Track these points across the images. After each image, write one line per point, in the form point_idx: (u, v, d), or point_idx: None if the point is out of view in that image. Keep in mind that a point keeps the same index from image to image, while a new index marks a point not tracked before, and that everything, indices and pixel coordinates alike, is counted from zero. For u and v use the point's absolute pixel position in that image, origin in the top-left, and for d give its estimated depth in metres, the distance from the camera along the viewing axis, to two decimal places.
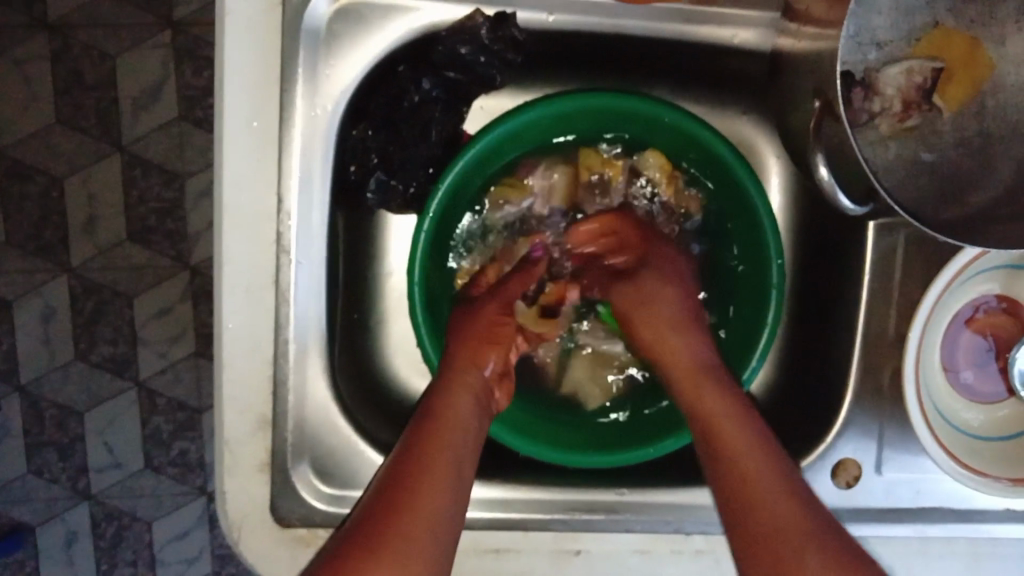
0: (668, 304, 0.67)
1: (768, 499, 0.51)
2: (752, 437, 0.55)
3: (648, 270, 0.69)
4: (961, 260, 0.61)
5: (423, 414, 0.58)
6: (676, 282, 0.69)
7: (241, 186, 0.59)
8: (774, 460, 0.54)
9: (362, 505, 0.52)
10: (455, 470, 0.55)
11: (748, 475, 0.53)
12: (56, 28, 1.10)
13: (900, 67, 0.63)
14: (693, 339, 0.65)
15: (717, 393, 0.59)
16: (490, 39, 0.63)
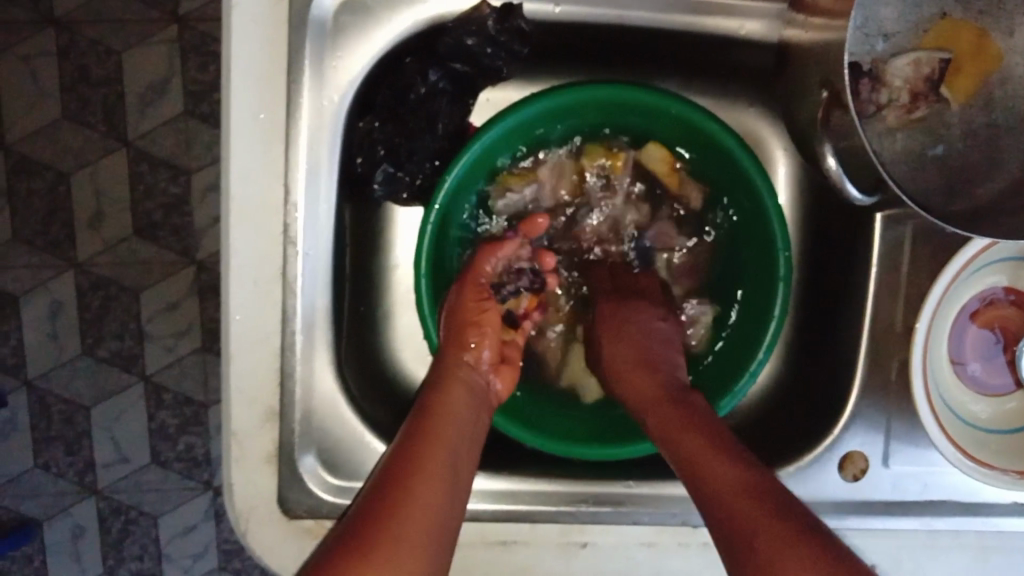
0: (633, 336, 0.67)
1: (725, 490, 0.52)
2: (699, 440, 0.56)
3: (610, 306, 0.70)
4: (972, 251, 0.61)
5: (421, 411, 0.60)
6: (643, 318, 0.69)
7: (248, 177, 0.59)
8: (723, 452, 0.55)
9: (361, 499, 0.53)
10: (449, 470, 0.56)
11: (704, 473, 0.54)
12: (62, 24, 1.11)
13: (906, 58, 0.63)
14: (658, 367, 0.65)
15: (670, 409, 0.61)
16: (496, 30, 0.64)
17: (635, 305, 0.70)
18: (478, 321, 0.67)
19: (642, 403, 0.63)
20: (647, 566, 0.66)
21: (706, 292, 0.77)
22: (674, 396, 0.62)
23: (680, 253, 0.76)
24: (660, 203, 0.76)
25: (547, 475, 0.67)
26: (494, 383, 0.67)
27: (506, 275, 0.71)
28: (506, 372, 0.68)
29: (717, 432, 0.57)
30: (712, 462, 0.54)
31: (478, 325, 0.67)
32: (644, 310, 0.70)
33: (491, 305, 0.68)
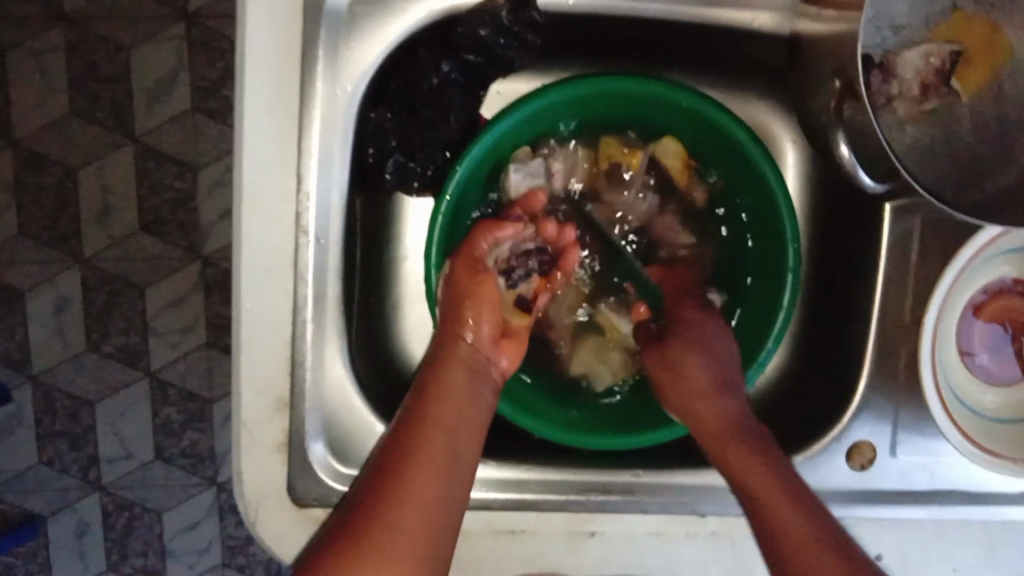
0: (709, 360, 0.68)
1: (794, 539, 0.54)
2: (772, 479, 0.58)
3: (687, 322, 0.71)
4: (982, 240, 0.62)
5: (424, 378, 0.63)
6: (721, 337, 0.70)
7: (261, 166, 0.59)
8: (790, 498, 0.57)
9: (364, 473, 0.56)
10: (446, 449, 0.58)
11: (774, 515, 0.56)
12: (70, 20, 1.11)
13: (917, 51, 0.63)
14: (728, 390, 0.66)
15: (739, 439, 0.62)
16: (510, 21, 0.65)
17: (706, 324, 0.71)
18: (474, 299, 0.65)
19: (710, 433, 0.64)
20: (656, 556, 0.66)
21: (715, 284, 0.77)
22: (750, 429, 0.64)
23: (688, 245, 0.76)
24: (669, 196, 0.76)
25: (556, 465, 0.68)
26: (496, 359, 0.67)
27: (514, 259, 0.70)
28: (507, 347, 0.68)
29: (789, 475, 0.59)
30: (770, 509, 0.56)
31: (476, 304, 0.65)
32: (720, 328, 0.71)
33: (485, 279, 0.66)
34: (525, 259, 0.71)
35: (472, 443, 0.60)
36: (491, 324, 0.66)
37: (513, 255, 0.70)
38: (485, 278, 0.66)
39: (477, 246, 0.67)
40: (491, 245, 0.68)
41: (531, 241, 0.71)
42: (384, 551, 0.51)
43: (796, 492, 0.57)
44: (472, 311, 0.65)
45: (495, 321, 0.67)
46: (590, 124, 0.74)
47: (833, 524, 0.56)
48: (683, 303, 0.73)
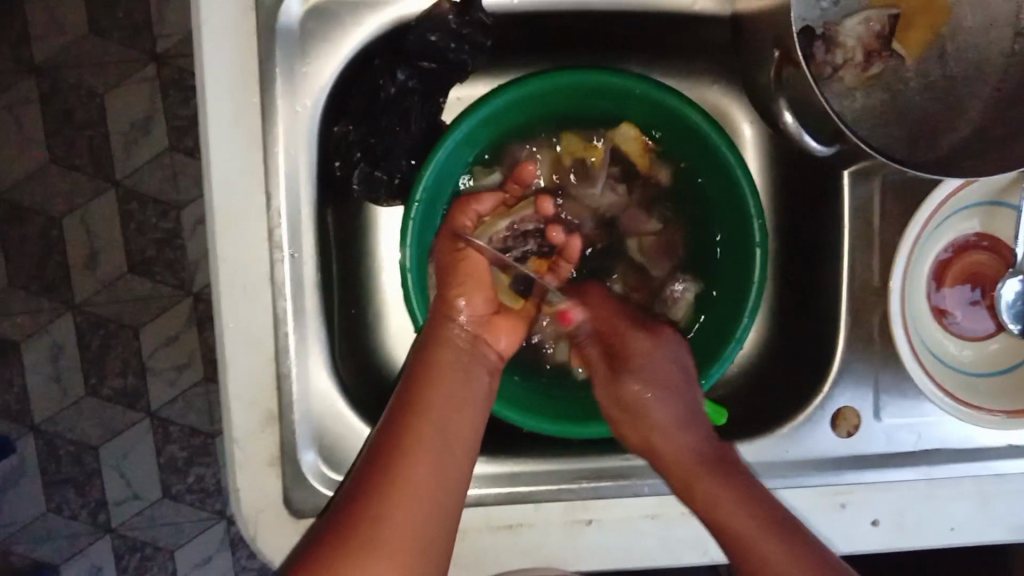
0: (665, 396, 0.69)
1: (774, 568, 0.57)
2: (738, 505, 0.60)
3: (638, 356, 0.71)
4: (944, 192, 0.63)
5: (409, 374, 0.63)
6: (675, 366, 0.70)
7: (229, 186, 0.60)
8: (758, 520, 0.59)
9: (354, 474, 0.57)
10: (439, 437, 0.59)
11: (740, 540, 0.59)
12: (44, 72, 1.13)
13: (857, 18, 0.66)
14: (686, 421, 0.67)
15: (699, 465, 0.63)
16: (458, 24, 0.66)
17: (657, 356, 0.71)
18: (460, 280, 0.67)
19: (665, 459, 0.65)
20: (655, 539, 0.67)
21: (688, 267, 0.78)
22: (707, 453, 0.65)
23: (657, 232, 0.78)
24: (635, 183, 0.77)
25: (546, 456, 0.70)
26: (490, 341, 0.68)
27: (511, 239, 0.72)
28: (501, 325, 0.69)
29: (756, 492, 0.61)
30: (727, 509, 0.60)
31: (465, 286, 0.67)
32: (669, 357, 0.71)
33: (470, 252, 0.68)
34: (523, 240, 0.73)
35: (464, 438, 0.60)
36: (482, 303, 0.68)
37: (512, 233, 0.72)
38: (470, 253, 0.68)
39: (458, 223, 0.69)
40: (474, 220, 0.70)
41: (530, 223, 0.73)
42: (378, 554, 0.52)
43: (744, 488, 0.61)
44: (460, 293, 0.67)
45: (486, 301, 0.68)
46: (551, 121, 0.75)
47: (798, 536, 0.59)
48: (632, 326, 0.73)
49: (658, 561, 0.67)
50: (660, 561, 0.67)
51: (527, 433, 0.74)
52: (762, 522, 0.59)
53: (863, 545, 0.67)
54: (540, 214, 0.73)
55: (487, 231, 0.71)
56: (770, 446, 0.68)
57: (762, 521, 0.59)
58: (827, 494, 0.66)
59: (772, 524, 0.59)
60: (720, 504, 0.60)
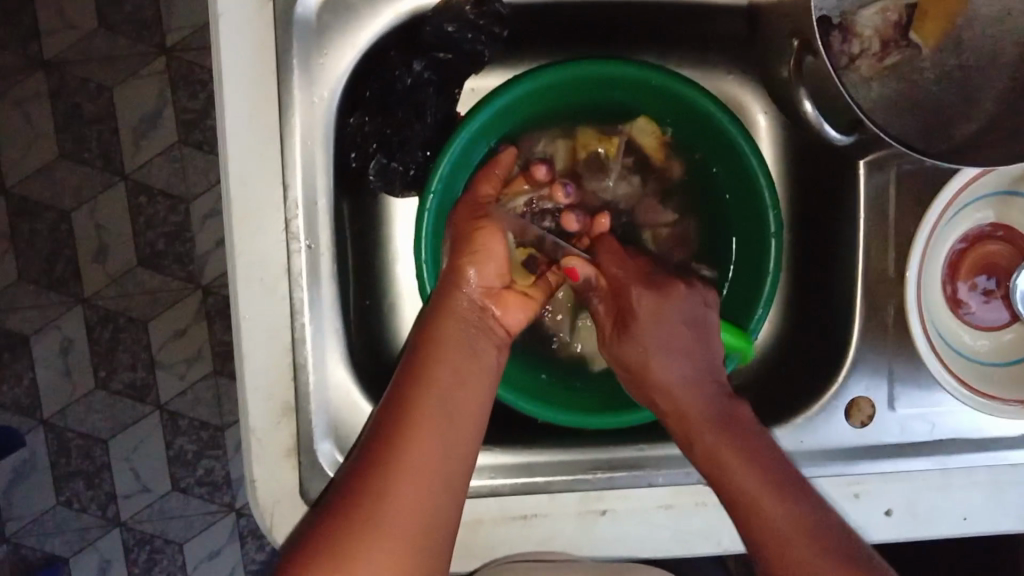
0: (675, 357, 0.66)
1: (779, 532, 0.55)
2: (753, 473, 0.58)
3: (645, 315, 0.67)
4: (957, 184, 0.62)
5: (415, 348, 0.62)
6: (686, 323, 0.67)
7: (246, 177, 0.60)
8: (773, 489, 0.57)
9: (358, 452, 0.57)
10: (445, 413, 0.58)
11: (756, 511, 0.57)
12: (51, 67, 1.13)
13: (873, 8, 0.66)
14: (700, 383, 0.64)
15: (714, 432, 0.61)
16: (475, 15, 0.67)
17: (668, 314, 0.67)
18: (470, 247, 0.66)
19: (677, 418, 0.63)
20: (669, 530, 0.67)
21: (702, 259, 0.78)
22: (722, 416, 0.62)
23: (671, 224, 0.78)
24: (649, 175, 0.78)
25: (560, 448, 0.70)
26: (501, 317, 0.67)
27: (529, 214, 0.74)
28: (511, 299, 0.68)
29: (762, 453, 0.60)
30: (731, 470, 0.59)
31: (476, 254, 0.66)
32: (680, 313, 0.67)
33: (485, 221, 0.67)
34: (541, 216, 0.75)
35: (470, 414, 0.60)
36: (493, 272, 0.66)
37: (531, 209, 0.74)
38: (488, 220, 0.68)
39: (481, 191, 0.70)
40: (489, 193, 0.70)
41: (549, 203, 0.75)
42: (378, 539, 0.52)
43: (749, 449, 0.60)
44: (470, 262, 0.65)
45: (499, 270, 0.67)
46: (565, 111, 0.75)
47: (809, 510, 0.56)
48: (640, 283, 0.69)
49: (673, 552, 0.67)
50: (672, 552, 0.67)
51: (541, 425, 0.74)
52: (767, 484, 0.57)
53: (878, 535, 0.67)
54: (555, 199, 0.74)
55: (507, 203, 0.72)
56: (786, 435, 0.68)
57: (767, 483, 0.57)
58: (840, 484, 0.66)
59: (785, 494, 0.57)
60: (722, 459, 0.59)
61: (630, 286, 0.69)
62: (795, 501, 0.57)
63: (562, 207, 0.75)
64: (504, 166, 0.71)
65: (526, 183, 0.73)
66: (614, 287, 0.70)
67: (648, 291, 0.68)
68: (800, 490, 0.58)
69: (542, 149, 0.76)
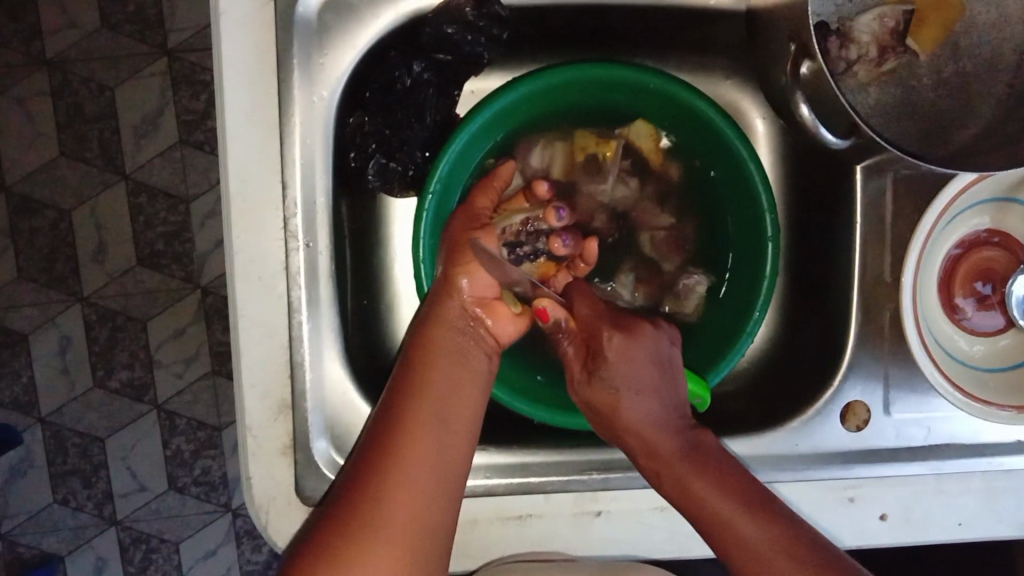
0: (644, 398, 0.65)
1: (750, 552, 0.57)
2: (721, 496, 0.59)
3: (616, 358, 0.66)
4: (953, 191, 0.62)
5: (408, 360, 0.62)
6: (653, 361, 0.67)
7: (245, 176, 0.61)
8: (741, 507, 0.59)
9: (355, 459, 0.57)
10: (439, 418, 0.59)
11: (729, 533, 0.58)
12: (53, 65, 1.14)
13: (870, 14, 0.65)
14: (668, 421, 0.64)
15: (680, 458, 0.61)
16: (475, 16, 0.67)
17: (638, 355, 0.67)
18: (464, 258, 0.66)
19: (644, 452, 0.63)
20: (664, 532, 0.67)
21: (699, 263, 0.78)
22: (692, 448, 0.63)
23: (668, 227, 0.78)
24: (648, 178, 0.78)
25: (556, 449, 0.70)
26: (492, 327, 0.66)
27: (523, 234, 0.73)
28: (503, 310, 0.67)
29: (731, 473, 0.61)
30: (702, 495, 0.60)
31: (470, 263, 0.65)
32: (648, 354, 0.67)
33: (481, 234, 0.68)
34: (534, 237, 0.73)
35: (464, 420, 0.60)
36: (485, 283, 0.66)
37: (526, 230, 0.73)
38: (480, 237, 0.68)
39: (477, 205, 0.70)
40: (487, 205, 0.70)
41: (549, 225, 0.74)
42: (383, 544, 0.52)
43: (714, 472, 0.61)
44: (463, 273, 0.65)
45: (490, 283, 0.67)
46: (563, 115, 0.75)
47: (786, 525, 0.58)
48: (609, 324, 0.68)
49: (666, 553, 0.67)
50: (665, 553, 0.67)
51: (538, 426, 0.75)
52: (737, 506, 0.59)
53: (872, 540, 0.66)
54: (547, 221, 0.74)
55: (501, 220, 0.72)
56: (780, 438, 0.69)
57: (737, 505, 0.59)
58: (835, 488, 0.66)
59: (752, 511, 0.58)
60: (689, 488, 0.60)
61: (601, 327, 0.68)
62: (764, 518, 0.58)
63: (556, 230, 0.74)
64: (502, 179, 0.70)
65: (526, 200, 0.75)
66: (586, 334, 0.69)
67: (619, 333, 0.67)
68: (771, 504, 0.59)
69: (535, 162, 0.76)
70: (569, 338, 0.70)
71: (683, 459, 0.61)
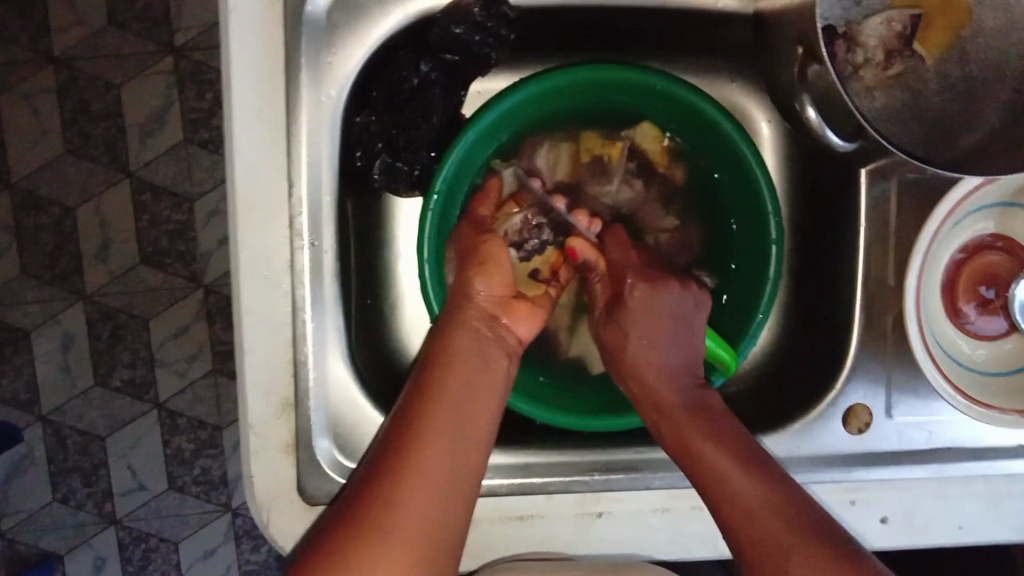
0: (659, 346, 0.68)
1: (744, 506, 0.57)
2: (734, 465, 0.59)
3: (637, 306, 0.69)
4: (960, 192, 0.63)
5: (426, 360, 0.62)
6: (671, 313, 0.69)
7: (252, 173, 0.61)
8: (746, 469, 0.59)
9: (370, 458, 0.57)
10: (454, 420, 0.59)
11: (731, 497, 0.58)
12: (59, 63, 1.14)
13: (879, 18, 0.66)
14: (680, 374, 0.67)
15: (683, 417, 0.64)
16: (483, 17, 0.68)
17: (657, 307, 0.69)
18: (478, 263, 0.67)
19: (651, 404, 0.66)
20: (665, 533, 0.67)
21: (702, 265, 0.78)
22: (695, 407, 0.65)
23: (672, 228, 0.78)
24: (652, 180, 0.78)
25: (557, 450, 0.70)
26: (511, 326, 0.68)
27: (526, 232, 0.75)
28: (519, 311, 0.69)
29: (748, 449, 0.61)
30: (706, 457, 0.60)
31: (482, 267, 0.67)
32: (669, 306, 0.69)
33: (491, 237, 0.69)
34: (539, 231, 0.75)
35: (480, 422, 0.60)
36: (501, 284, 0.68)
37: (522, 233, 0.74)
38: (493, 239, 0.69)
39: (479, 213, 0.72)
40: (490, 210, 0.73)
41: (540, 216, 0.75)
42: (391, 536, 0.52)
43: (723, 438, 0.61)
44: (478, 275, 0.67)
45: (505, 285, 0.68)
46: (569, 116, 0.76)
47: (784, 485, 0.58)
48: (637, 271, 0.71)
49: (669, 555, 0.67)
50: (667, 555, 0.67)
51: (541, 426, 0.75)
52: (742, 463, 0.59)
53: (874, 543, 0.66)
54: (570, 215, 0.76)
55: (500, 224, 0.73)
56: (783, 441, 0.69)
57: (739, 463, 0.59)
58: (836, 490, 0.66)
59: (760, 475, 0.58)
60: (693, 449, 0.61)
61: (627, 274, 0.71)
62: (775, 482, 0.58)
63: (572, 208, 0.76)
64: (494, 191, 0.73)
65: (517, 205, 0.75)
66: (614, 276, 0.73)
67: (644, 282, 0.70)
68: (772, 469, 0.59)
69: (540, 160, 0.76)
70: (598, 276, 0.74)
71: (698, 424, 0.63)
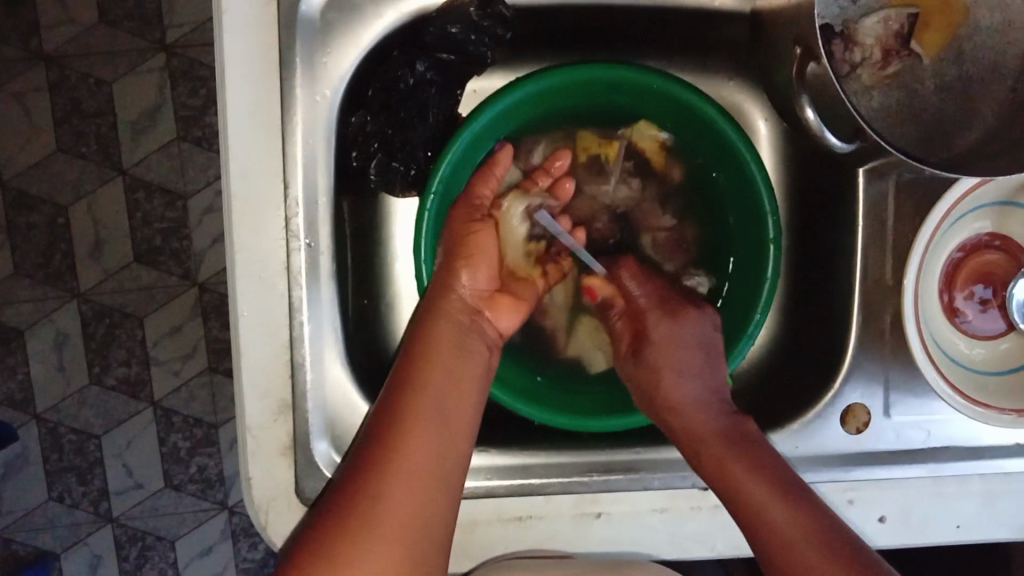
0: (688, 378, 0.68)
1: (781, 534, 0.57)
2: (764, 486, 0.59)
3: (662, 339, 0.70)
4: (956, 194, 0.63)
5: (408, 351, 0.62)
6: (699, 345, 0.70)
7: (248, 176, 0.60)
8: (779, 494, 0.59)
9: (355, 452, 0.57)
10: (438, 415, 0.58)
11: (766, 526, 0.58)
12: (51, 60, 1.13)
13: (876, 17, 0.66)
14: (711, 403, 0.67)
15: (718, 439, 0.63)
16: (479, 16, 0.67)
17: (683, 337, 0.70)
18: (466, 253, 0.66)
19: (685, 430, 0.65)
20: (664, 533, 0.67)
21: (700, 265, 0.78)
22: (727, 429, 0.64)
23: (668, 228, 0.78)
24: (649, 179, 0.78)
25: (555, 450, 0.70)
26: (493, 319, 0.67)
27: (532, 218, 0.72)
28: (503, 302, 0.68)
29: (771, 466, 0.61)
30: (740, 481, 0.60)
31: (470, 260, 0.66)
32: (695, 338, 0.70)
33: (482, 226, 0.67)
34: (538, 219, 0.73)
35: (462, 417, 0.59)
36: (485, 279, 0.67)
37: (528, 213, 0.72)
38: (483, 227, 0.67)
39: (477, 194, 0.68)
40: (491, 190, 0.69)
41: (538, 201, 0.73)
42: (375, 536, 0.52)
43: (753, 459, 0.61)
44: (464, 266, 0.66)
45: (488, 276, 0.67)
46: (566, 115, 0.75)
47: (815, 509, 0.58)
48: (658, 308, 0.72)
49: (667, 555, 0.67)
50: (666, 555, 0.67)
51: (538, 426, 0.75)
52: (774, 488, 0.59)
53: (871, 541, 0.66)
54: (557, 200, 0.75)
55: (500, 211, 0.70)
56: (781, 440, 0.69)
57: (772, 487, 0.59)
58: (834, 488, 0.66)
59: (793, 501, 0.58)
60: (727, 470, 0.61)
61: (647, 311, 0.72)
62: (804, 505, 0.58)
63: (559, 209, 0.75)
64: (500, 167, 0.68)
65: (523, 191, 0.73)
66: (632, 313, 0.73)
67: (665, 316, 0.71)
68: (805, 492, 0.59)
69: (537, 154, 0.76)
70: (616, 314, 0.74)
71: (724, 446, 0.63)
